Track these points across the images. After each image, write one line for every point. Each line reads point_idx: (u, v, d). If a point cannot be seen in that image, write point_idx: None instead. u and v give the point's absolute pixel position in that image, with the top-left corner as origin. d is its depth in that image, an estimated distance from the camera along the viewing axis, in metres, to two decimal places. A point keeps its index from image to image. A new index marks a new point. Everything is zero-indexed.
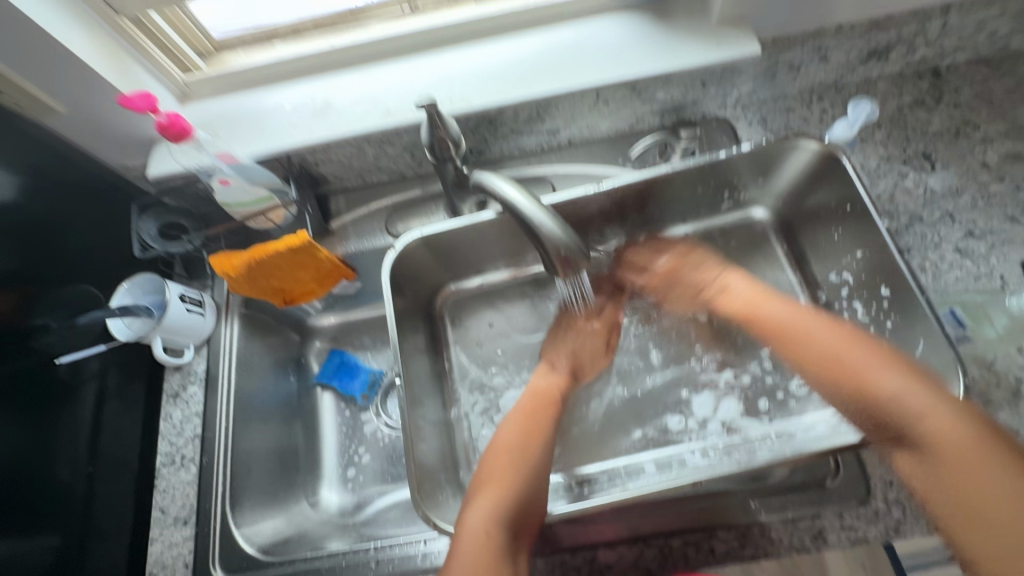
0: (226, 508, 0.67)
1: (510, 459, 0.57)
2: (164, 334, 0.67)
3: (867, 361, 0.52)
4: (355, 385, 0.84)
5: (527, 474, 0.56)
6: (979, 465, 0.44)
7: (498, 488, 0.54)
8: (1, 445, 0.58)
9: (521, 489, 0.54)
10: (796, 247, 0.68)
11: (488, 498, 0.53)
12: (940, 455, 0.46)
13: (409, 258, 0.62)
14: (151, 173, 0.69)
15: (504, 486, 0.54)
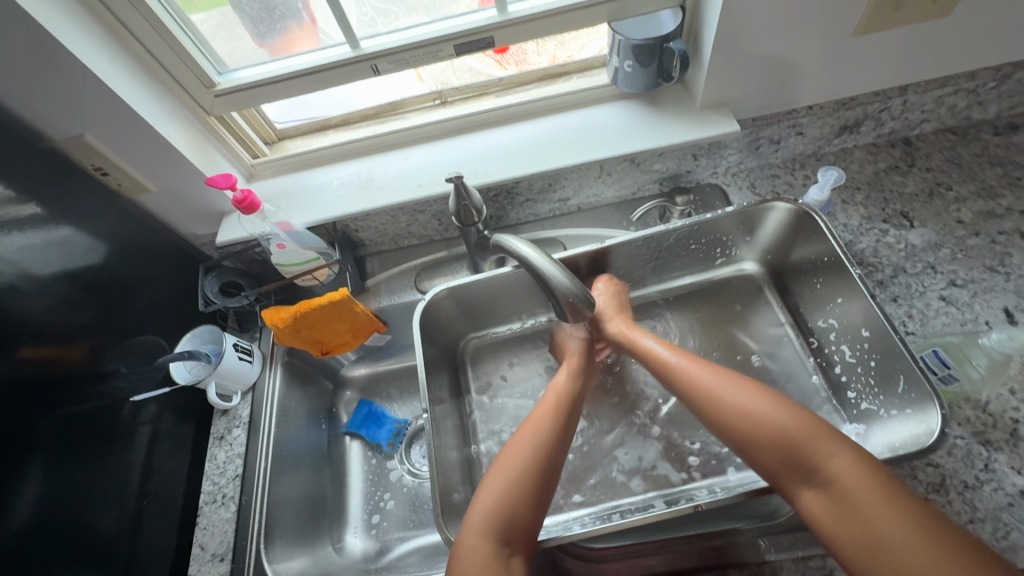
0: (261, 544, 0.71)
1: (515, 459, 0.58)
2: (218, 380, 0.75)
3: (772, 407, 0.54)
4: (381, 433, 0.89)
5: (532, 475, 0.56)
6: (892, 522, 0.44)
7: (502, 484, 0.55)
8: (68, 478, 0.64)
9: (523, 491, 0.55)
10: (788, 298, 0.74)
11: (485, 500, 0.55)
12: (855, 508, 0.46)
13: (436, 309, 0.70)
14: (218, 239, 0.79)
15: (510, 484, 0.55)
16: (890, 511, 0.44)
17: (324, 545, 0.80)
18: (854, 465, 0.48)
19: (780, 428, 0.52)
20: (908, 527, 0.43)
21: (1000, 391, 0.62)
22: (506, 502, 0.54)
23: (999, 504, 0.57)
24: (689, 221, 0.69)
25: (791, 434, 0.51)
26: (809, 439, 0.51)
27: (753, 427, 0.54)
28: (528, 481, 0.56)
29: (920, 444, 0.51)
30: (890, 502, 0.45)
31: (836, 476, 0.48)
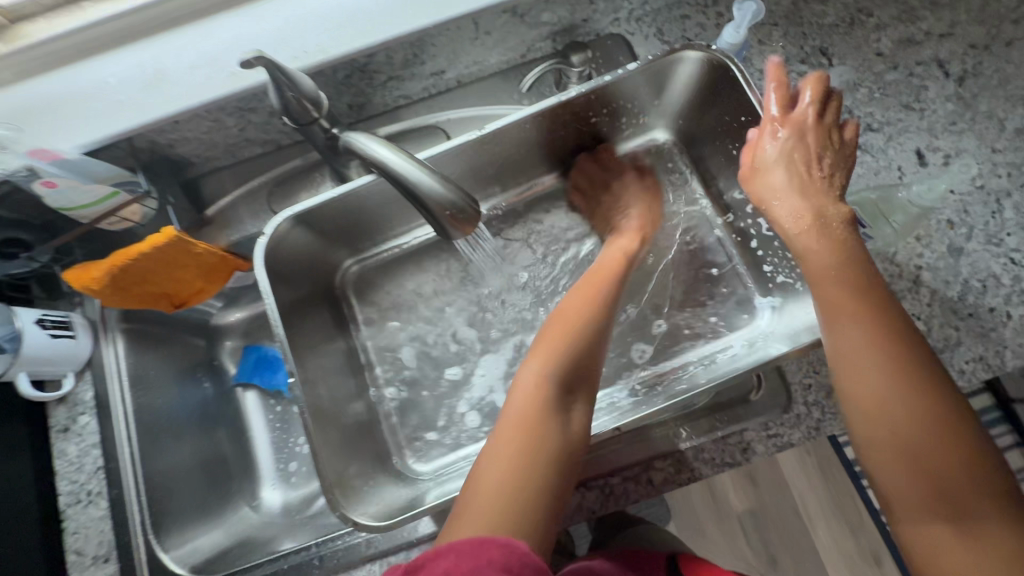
0: (149, 535, 0.63)
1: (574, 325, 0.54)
2: (28, 368, 0.60)
3: (831, 252, 0.48)
4: (278, 379, 0.78)
5: (580, 339, 0.53)
6: (905, 396, 0.42)
7: (548, 351, 0.52)
8: None
9: (560, 357, 0.51)
10: (703, 166, 0.66)
11: (541, 359, 0.51)
12: (929, 466, 0.40)
13: (288, 241, 0.56)
14: None
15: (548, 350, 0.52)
16: (914, 391, 0.42)
17: (237, 508, 0.72)
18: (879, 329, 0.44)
19: (828, 276, 0.48)
20: (920, 409, 0.41)
21: (909, 241, 0.60)
22: (554, 357, 0.51)
23: None
24: (583, 87, 0.55)
25: (834, 284, 0.47)
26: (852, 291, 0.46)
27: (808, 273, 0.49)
28: (575, 343, 0.52)
29: None
30: (913, 380, 0.42)
31: (852, 337, 0.45)
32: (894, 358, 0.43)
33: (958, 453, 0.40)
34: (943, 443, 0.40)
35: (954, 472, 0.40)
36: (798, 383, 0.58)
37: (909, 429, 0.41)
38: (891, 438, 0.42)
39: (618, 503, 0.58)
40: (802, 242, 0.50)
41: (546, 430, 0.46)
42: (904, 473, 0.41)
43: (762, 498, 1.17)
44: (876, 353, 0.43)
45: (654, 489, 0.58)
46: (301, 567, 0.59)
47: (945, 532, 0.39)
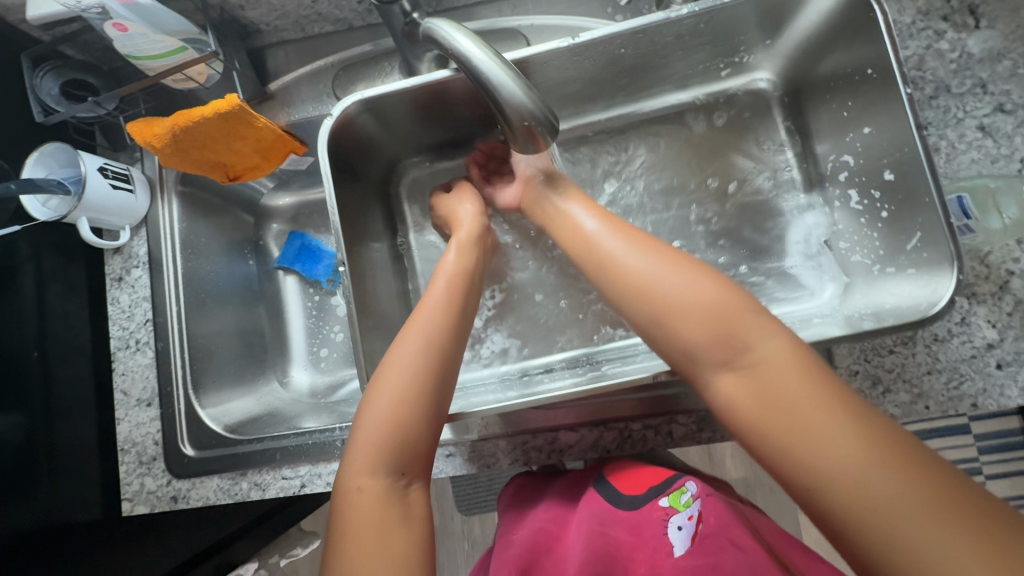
0: (189, 389, 0.67)
1: (407, 386, 0.46)
2: (89, 214, 0.61)
3: (710, 284, 0.45)
4: (319, 269, 0.79)
5: (433, 385, 0.47)
6: (864, 473, 0.34)
7: (382, 438, 0.45)
8: None
9: (413, 430, 0.45)
10: (801, 122, 0.59)
11: (370, 443, 0.45)
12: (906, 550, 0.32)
13: (353, 128, 0.54)
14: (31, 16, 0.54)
15: (393, 428, 0.45)
16: (836, 423, 0.36)
17: (268, 381, 0.76)
18: (780, 355, 0.40)
19: (711, 317, 0.43)
20: (856, 442, 0.35)
21: (1011, 242, 0.54)
22: (391, 439, 0.45)
23: (962, 356, 0.54)
24: (697, 6, 0.49)
25: (724, 331, 0.42)
26: (730, 333, 0.42)
27: (690, 335, 0.43)
28: (420, 415, 0.46)
29: (919, 314, 0.43)
30: (840, 408, 0.37)
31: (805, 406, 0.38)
32: (832, 427, 0.36)
33: (962, 527, 0.32)
34: (904, 477, 0.34)
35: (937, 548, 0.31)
36: (845, 367, 0.56)
37: (842, 469, 0.35)
38: (830, 490, 0.35)
39: (633, 448, 0.59)
40: (684, 286, 0.45)
41: (403, 519, 0.43)
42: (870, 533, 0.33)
43: (759, 470, 1.18)
44: (793, 395, 0.38)
45: (672, 442, 0.58)
46: (322, 447, 0.62)
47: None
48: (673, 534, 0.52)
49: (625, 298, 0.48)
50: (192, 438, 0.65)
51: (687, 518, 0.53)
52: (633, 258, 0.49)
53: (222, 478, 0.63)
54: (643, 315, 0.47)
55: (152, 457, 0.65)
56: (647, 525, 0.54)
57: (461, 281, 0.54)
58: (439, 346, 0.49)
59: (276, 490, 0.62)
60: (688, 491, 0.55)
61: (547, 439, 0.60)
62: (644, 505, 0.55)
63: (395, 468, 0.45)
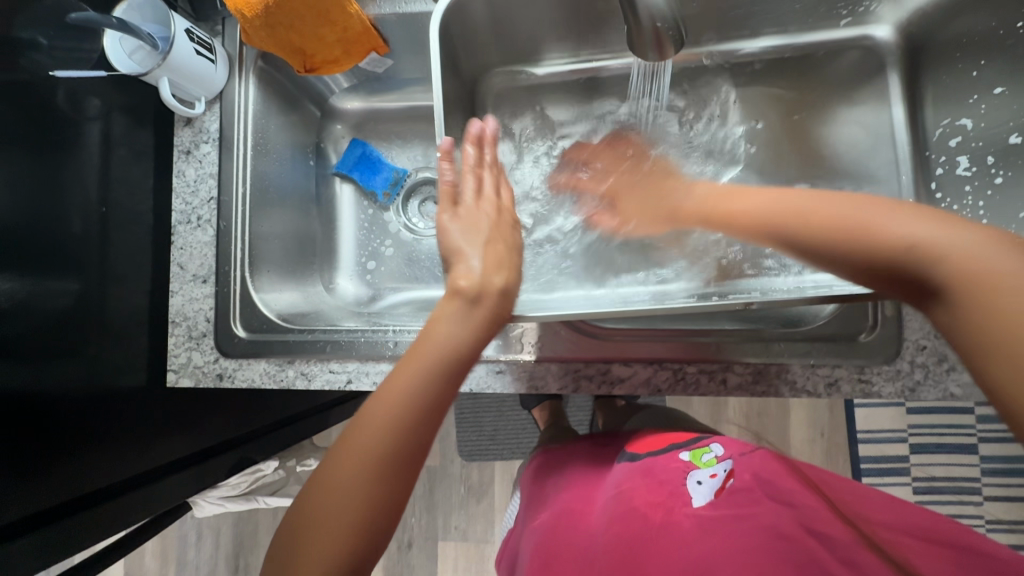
0: (243, 272, 0.66)
1: (337, 527, 0.43)
2: (170, 76, 0.59)
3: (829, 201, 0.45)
4: (376, 181, 0.79)
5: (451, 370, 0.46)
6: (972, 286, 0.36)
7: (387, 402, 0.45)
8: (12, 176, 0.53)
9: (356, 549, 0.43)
10: (913, 84, 0.57)
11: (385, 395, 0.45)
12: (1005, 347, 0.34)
13: (458, 17, 0.53)
14: None
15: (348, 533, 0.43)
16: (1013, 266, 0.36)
17: (315, 282, 0.76)
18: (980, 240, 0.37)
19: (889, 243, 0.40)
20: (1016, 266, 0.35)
21: None
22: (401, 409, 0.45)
23: None
24: None
25: (863, 237, 0.41)
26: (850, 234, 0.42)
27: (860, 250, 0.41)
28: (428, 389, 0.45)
29: None
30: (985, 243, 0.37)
31: (902, 241, 0.40)
32: (933, 253, 0.38)
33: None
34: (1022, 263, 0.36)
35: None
36: (914, 342, 0.55)
37: (1009, 322, 0.35)
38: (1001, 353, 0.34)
39: (685, 391, 0.59)
40: (855, 210, 0.43)
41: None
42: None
43: None
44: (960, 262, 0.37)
45: (725, 390, 0.58)
46: (374, 345, 0.62)
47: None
48: (694, 488, 0.52)
49: (792, 233, 0.46)
50: (243, 320, 0.65)
51: (709, 475, 0.53)
52: (784, 198, 0.48)
53: (269, 363, 0.63)
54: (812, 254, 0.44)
55: (201, 332, 0.65)
56: (666, 474, 0.54)
57: (415, 377, 0.45)
58: (387, 472, 0.44)
59: (323, 381, 0.63)
60: (712, 451, 0.56)
61: (599, 369, 0.60)
62: (662, 457, 0.56)
63: (366, 545, 0.43)
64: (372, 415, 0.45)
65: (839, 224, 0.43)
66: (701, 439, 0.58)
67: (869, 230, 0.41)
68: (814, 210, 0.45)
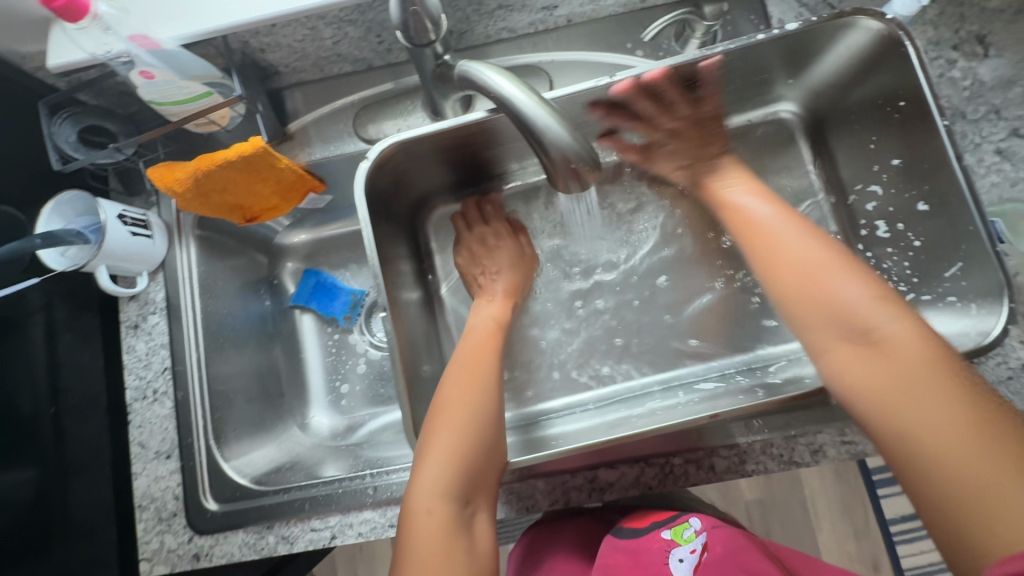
0: (210, 439, 0.64)
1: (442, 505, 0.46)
2: (107, 262, 0.59)
3: (828, 263, 0.47)
4: (335, 307, 0.78)
5: (491, 409, 0.52)
6: (944, 414, 0.37)
7: (450, 460, 0.48)
8: None
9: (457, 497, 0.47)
10: (823, 149, 0.60)
11: (438, 460, 0.48)
12: (918, 432, 0.37)
13: (385, 168, 0.54)
14: (168, 115, 0.57)
15: (462, 456, 0.48)
16: (938, 390, 0.38)
17: (287, 426, 0.74)
18: (907, 339, 0.41)
19: (851, 320, 0.43)
20: (968, 432, 0.36)
21: None
22: (462, 467, 0.47)
23: (999, 377, 0.53)
24: (730, 44, 0.50)
25: (837, 311, 0.44)
26: (871, 323, 0.42)
27: (820, 325, 0.45)
28: (488, 418, 0.51)
29: (971, 344, 0.43)
30: (931, 380, 0.38)
31: (837, 298, 0.45)
32: (915, 368, 0.39)
33: (968, 411, 0.36)
34: (1005, 455, 0.34)
35: (963, 450, 0.35)
36: None
37: (922, 412, 0.38)
38: (938, 459, 0.36)
39: (676, 483, 0.57)
40: (876, 308, 0.43)
41: (463, 546, 0.45)
42: (966, 497, 0.34)
43: (774, 490, 1.16)
44: (904, 390, 0.39)
45: (715, 476, 0.57)
46: (353, 495, 0.59)
47: (960, 452, 0.35)
48: (675, 565, 0.56)
49: (776, 274, 0.49)
50: (214, 492, 0.62)
51: (689, 551, 0.56)
52: (801, 249, 0.49)
53: (247, 533, 0.60)
54: (811, 323, 0.46)
55: (171, 512, 0.62)
56: (648, 555, 0.57)
57: (491, 347, 0.58)
58: (490, 416, 0.51)
59: (305, 542, 0.59)
60: (692, 526, 0.59)
61: (586, 477, 0.58)
62: (645, 535, 0.58)
63: (461, 500, 0.47)
64: (481, 371, 0.55)
65: (810, 275, 0.47)
66: (679, 511, 0.61)
67: (830, 289, 0.45)
68: (767, 246, 0.50)
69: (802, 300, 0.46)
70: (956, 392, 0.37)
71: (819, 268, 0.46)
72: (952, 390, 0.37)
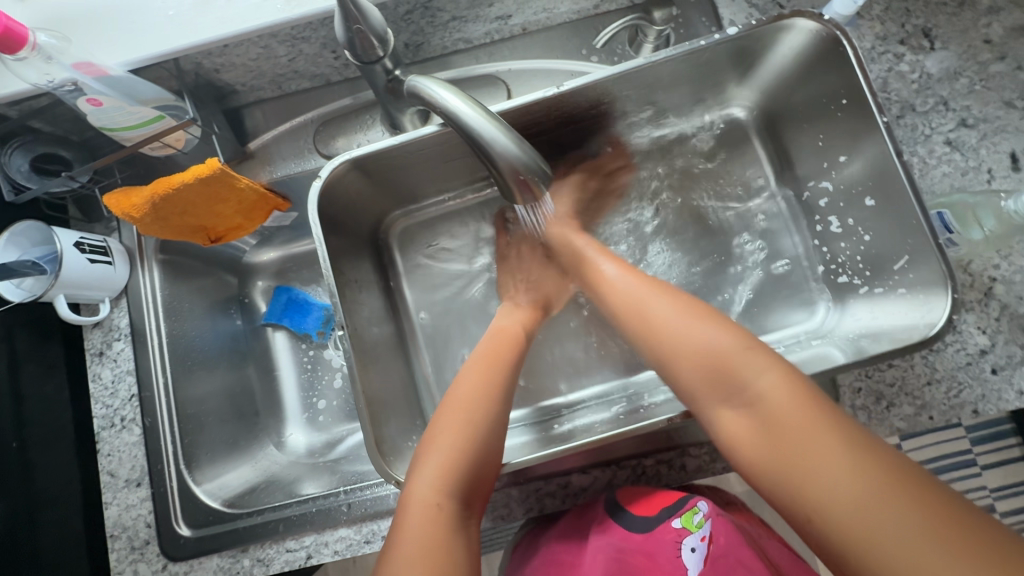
0: (180, 464, 0.64)
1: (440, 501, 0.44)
2: (66, 291, 0.58)
3: (679, 315, 0.48)
4: (308, 323, 0.78)
5: (502, 407, 0.50)
6: (826, 461, 0.35)
7: (452, 455, 0.46)
8: None
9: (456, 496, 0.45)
10: (778, 147, 0.61)
11: (442, 452, 0.46)
12: (805, 485, 0.36)
13: (340, 186, 0.54)
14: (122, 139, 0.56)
15: (466, 452, 0.46)
16: (818, 436, 0.37)
17: (263, 445, 0.73)
18: (778, 387, 0.41)
19: (714, 368, 0.44)
20: (855, 479, 0.34)
21: (992, 252, 0.55)
22: (463, 464, 0.46)
23: (958, 364, 0.54)
24: (674, 50, 0.50)
25: (715, 360, 0.44)
26: (733, 374, 0.43)
27: (691, 377, 0.45)
28: (498, 415, 0.50)
29: (920, 335, 0.44)
30: (820, 427, 0.37)
31: (704, 348, 0.45)
32: (788, 415, 0.39)
33: (860, 459, 0.35)
34: (898, 505, 0.32)
35: (855, 505, 0.33)
36: (848, 386, 0.55)
37: (811, 462, 0.36)
38: (825, 512, 0.34)
39: (649, 485, 0.58)
40: (737, 356, 0.43)
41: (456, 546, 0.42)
42: (871, 549, 0.32)
43: None
44: (787, 440, 0.38)
45: (687, 476, 0.57)
46: (327, 513, 0.59)
47: (855, 506, 0.33)
48: (687, 557, 0.51)
49: (630, 326, 0.51)
50: (187, 517, 0.62)
51: (700, 539, 0.51)
52: (667, 311, 0.49)
53: (222, 557, 0.60)
54: (691, 377, 0.45)
55: (144, 540, 0.61)
56: (660, 551, 0.52)
57: (507, 351, 0.55)
58: (501, 415, 0.50)
59: (281, 564, 0.58)
60: (701, 510, 0.52)
61: (560, 483, 0.59)
62: (656, 528, 0.53)
63: (461, 500, 0.45)
64: (496, 368, 0.53)
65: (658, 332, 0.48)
66: (688, 494, 0.54)
67: (671, 341, 0.47)
68: (642, 301, 0.51)
69: (670, 354, 0.47)
70: (845, 434, 0.36)
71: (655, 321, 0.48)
72: (831, 435, 0.37)
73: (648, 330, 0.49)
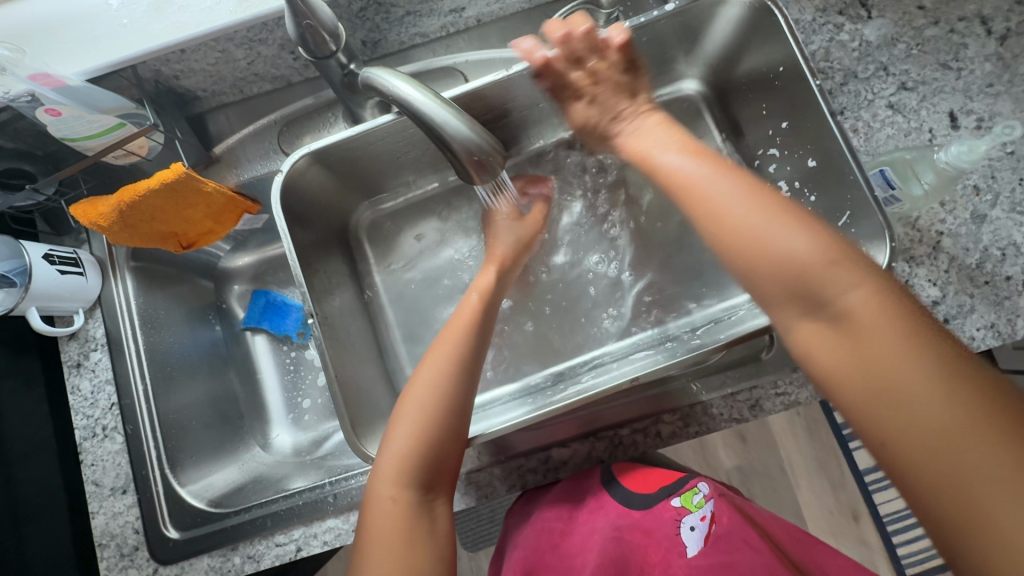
0: (165, 468, 0.64)
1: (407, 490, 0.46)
2: (39, 303, 0.59)
3: (759, 216, 0.41)
4: (287, 324, 0.78)
5: (465, 391, 0.50)
6: (922, 385, 0.33)
7: (415, 443, 0.47)
8: None
9: (418, 483, 0.47)
10: (729, 120, 0.63)
11: (406, 443, 0.47)
12: (898, 409, 0.34)
13: (302, 180, 0.55)
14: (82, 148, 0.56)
15: (424, 445, 0.47)
16: (916, 363, 0.34)
17: (249, 446, 0.74)
18: (869, 303, 0.37)
19: (802, 280, 0.39)
20: (948, 410, 0.32)
21: (936, 206, 0.57)
22: (420, 454, 0.47)
23: None
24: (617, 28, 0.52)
25: (806, 273, 0.39)
26: (828, 288, 0.38)
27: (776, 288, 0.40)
28: (459, 396, 0.49)
29: None
30: (912, 353, 0.34)
31: (792, 256, 0.39)
32: (881, 337, 0.35)
33: (953, 388, 0.33)
34: (995, 438, 0.31)
35: (948, 436, 0.32)
36: None
37: (904, 384, 0.34)
38: (908, 437, 0.33)
39: (626, 454, 0.59)
40: (831, 263, 0.38)
41: (422, 530, 0.46)
42: (952, 483, 0.31)
43: (751, 455, 1.19)
44: (880, 362, 0.35)
45: (662, 442, 0.59)
46: (314, 504, 0.60)
47: (938, 435, 0.32)
48: (687, 535, 0.55)
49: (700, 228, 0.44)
50: (175, 520, 0.62)
51: (699, 519, 0.56)
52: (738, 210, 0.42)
53: (212, 556, 0.60)
54: (776, 288, 0.40)
55: (133, 547, 0.61)
56: (659, 528, 0.57)
57: (468, 327, 0.54)
58: (454, 399, 0.49)
59: (271, 559, 0.59)
60: (701, 491, 0.58)
61: (540, 459, 0.60)
62: (657, 505, 0.58)
63: (423, 487, 0.47)
64: (453, 350, 0.52)
65: (731, 236, 0.42)
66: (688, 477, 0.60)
67: (759, 248, 0.41)
68: (692, 195, 0.45)
69: (751, 260, 0.41)
70: (943, 363, 0.34)
71: (727, 222, 0.42)
72: (931, 363, 0.34)
73: (720, 241, 0.43)
